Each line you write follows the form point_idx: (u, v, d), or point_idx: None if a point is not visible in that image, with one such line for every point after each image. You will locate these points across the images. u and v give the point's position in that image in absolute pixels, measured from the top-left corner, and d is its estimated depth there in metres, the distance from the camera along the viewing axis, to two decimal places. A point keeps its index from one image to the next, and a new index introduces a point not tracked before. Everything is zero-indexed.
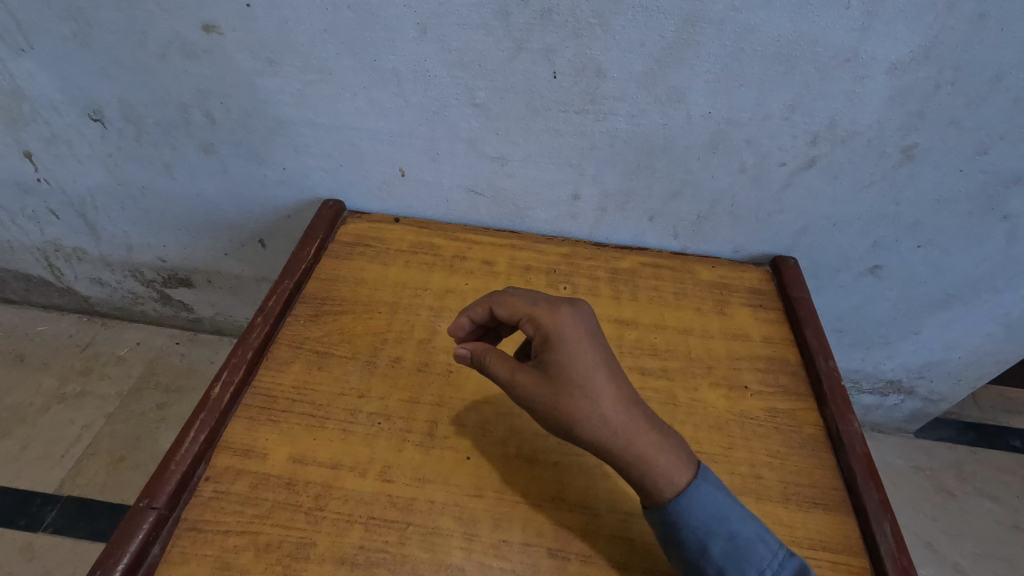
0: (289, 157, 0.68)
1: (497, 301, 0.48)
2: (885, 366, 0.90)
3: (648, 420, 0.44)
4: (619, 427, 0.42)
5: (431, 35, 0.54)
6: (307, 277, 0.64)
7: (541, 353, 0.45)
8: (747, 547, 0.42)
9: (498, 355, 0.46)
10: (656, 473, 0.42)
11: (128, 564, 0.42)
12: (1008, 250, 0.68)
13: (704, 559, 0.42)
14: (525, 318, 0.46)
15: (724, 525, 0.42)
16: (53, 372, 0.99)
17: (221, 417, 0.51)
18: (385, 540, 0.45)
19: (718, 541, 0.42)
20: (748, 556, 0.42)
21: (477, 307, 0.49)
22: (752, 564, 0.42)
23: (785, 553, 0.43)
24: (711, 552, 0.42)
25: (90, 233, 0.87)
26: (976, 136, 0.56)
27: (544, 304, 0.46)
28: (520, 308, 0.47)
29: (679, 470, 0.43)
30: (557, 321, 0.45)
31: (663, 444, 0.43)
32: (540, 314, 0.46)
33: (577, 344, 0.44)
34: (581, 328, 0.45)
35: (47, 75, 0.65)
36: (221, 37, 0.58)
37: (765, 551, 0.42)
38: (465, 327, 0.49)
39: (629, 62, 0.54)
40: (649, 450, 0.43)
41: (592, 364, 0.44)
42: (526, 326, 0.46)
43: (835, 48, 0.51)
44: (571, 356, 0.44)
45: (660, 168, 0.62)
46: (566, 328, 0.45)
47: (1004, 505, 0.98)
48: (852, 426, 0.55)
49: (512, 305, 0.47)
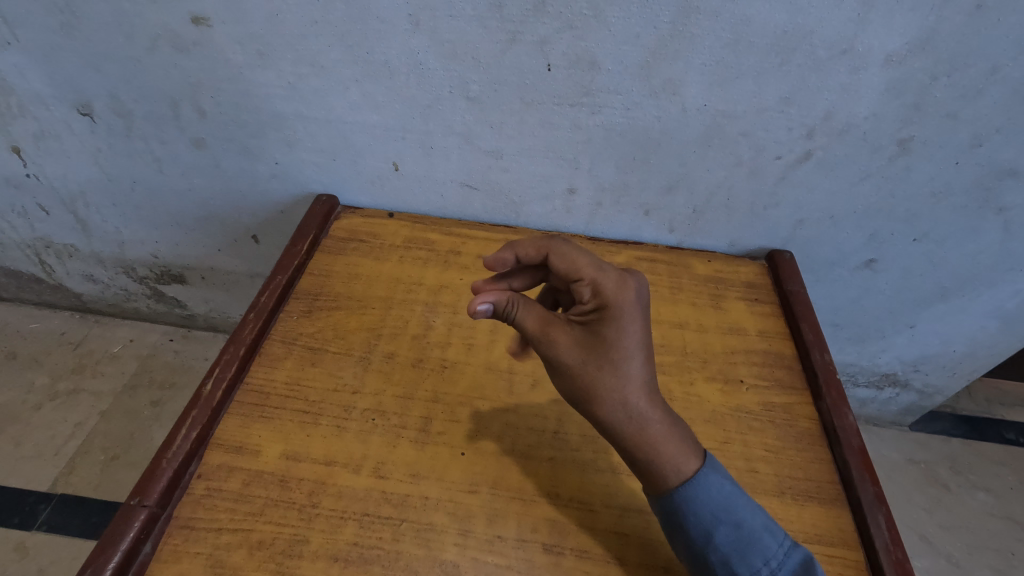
0: (282, 152, 0.67)
1: (557, 254, 0.46)
2: (881, 360, 0.90)
3: (665, 412, 0.44)
4: (637, 412, 0.43)
5: (423, 27, 0.54)
6: (300, 272, 0.64)
7: (589, 319, 0.44)
8: (752, 538, 0.42)
9: (526, 306, 0.45)
10: (663, 460, 0.43)
11: (120, 562, 0.42)
12: (1004, 243, 0.67)
13: (710, 548, 0.42)
14: (586, 280, 0.45)
15: (731, 514, 0.42)
16: (45, 370, 0.98)
17: (214, 414, 0.51)
18: (380, 537, 0.45)
19: (723, 530, 0.42)
20: (753, 546, 0.42)
21: (532, 249, 0.47)
22: (757, 554, 0.42)
23: (791, 544, 0.43)
24: (716, 540, 0.42)
25: (81, 229, 0.86)
26: (972, 128, 0.56)
27: (612, 274, 0.45)
28: (585, 270, 0.45)
29: (687, 458, 0.44)
30: (620, 294, 0.44)
31: (674, 433, 0.44)
32: (606, 284, 0.44)
33: (630, 324, 0.44)
34: (639, 309, 0.44)
35: (34, 69, 0.64)
36: (210, 30, 0.57)
37: (771, 541, 0.42)
38: (507, 263, 0.48)
39: (624, 53, 0.53)
40: (660, 437, 0.43)
41: (634, 347, 0.44)
42: (583, 289, 0.45)
43: (830, 40, 0.51)
44: (618, 333, 0.43)
45: (656, 162, 0.62)
46: (624, 305, 0.44)
47: (998, 497, 0.98)
48: (848, 420, 0.55)
49: (577, 263, 0.45)
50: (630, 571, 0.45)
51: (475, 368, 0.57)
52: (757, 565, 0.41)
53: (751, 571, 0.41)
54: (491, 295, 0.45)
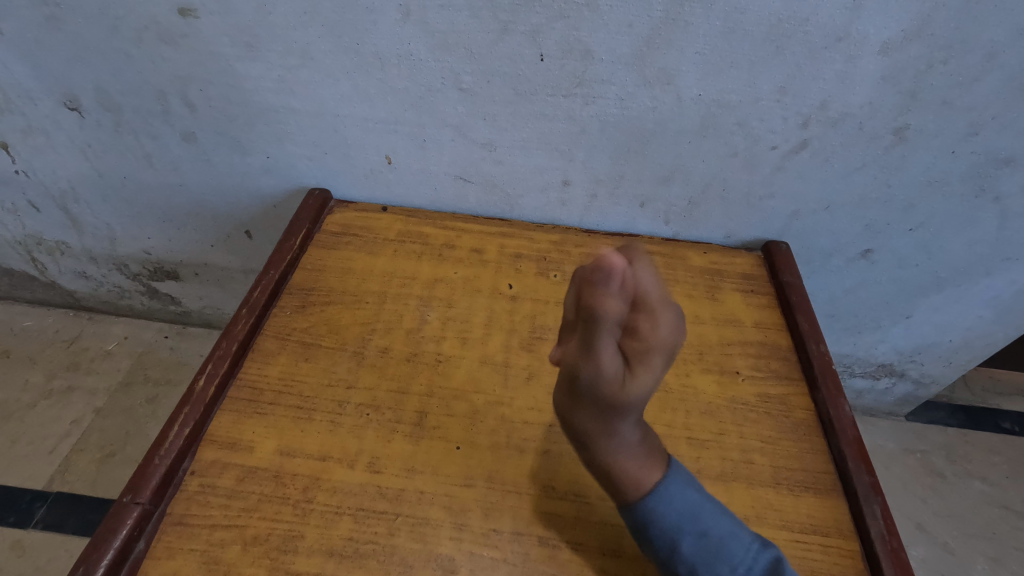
0: (274, 145, 0.66)
1: (644, 280, 0.41)
2: (877, 350, 0.90)
3: (643, 435, 0.45)
4: (618, 435, 0.44)
5: (414, 17, 0.53)
6: (293, 267, 0.63)
7: (629, 352, 0.42)
8: (718, 545, 0.42)
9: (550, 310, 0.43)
10: (626, 474, 0.44)
11: (112, 560, 0.42)
12: (1000, 231, 0.67)
13: (675, 558, 0.42)
14: (647, 315, 0.41)
15: (694, 523, 0.42)
16: (39, 368, 0.97)
17: (206, 410, 0.50)
18: (375, 531, 0.45)
19: (688, 538, 0.42)
20: (718, 553, 0.42)
21: (621, 267, 0.41)
22: (723, 562, 0.42)
23: (758, 548, 0.42)
24: (682, 550, 0.42)
25: (72, 226, 0.86)
26: (968, 116, 0.56)
27: (670, 315, 0.42)
28: (652, 305, 0.41)
29: (651, 471, 0.44)
30: (665, 339, 0.42)
31: (643, 453, 0.45)
32: (661, 326, 0.42)
33: (658, 367, 0.42)
34: (673, 351, 0.43)
35: (21, 64, 0.63)
36: (198, 22, 0.56)
37: (736, 548, 0.42)
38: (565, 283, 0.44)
39: (618, 43, 0.53)
40: (627, 456, 0.44)
41: (650, 386, 0.43)
42: (638, 321, 0.41)
43: (825, 27, 0.50)
44: (644, 375, 0.42)
45: (651, 153, 0.61)
46: (665, 348, 0.42)
47: (994, 486, 0.99)
48: (844, 410, 0.55)
49: (651, 296, 0.41)
50: (626, 564, 0.45)
51: (471, 362, 0.56)
52: (724, 572, 0.41)
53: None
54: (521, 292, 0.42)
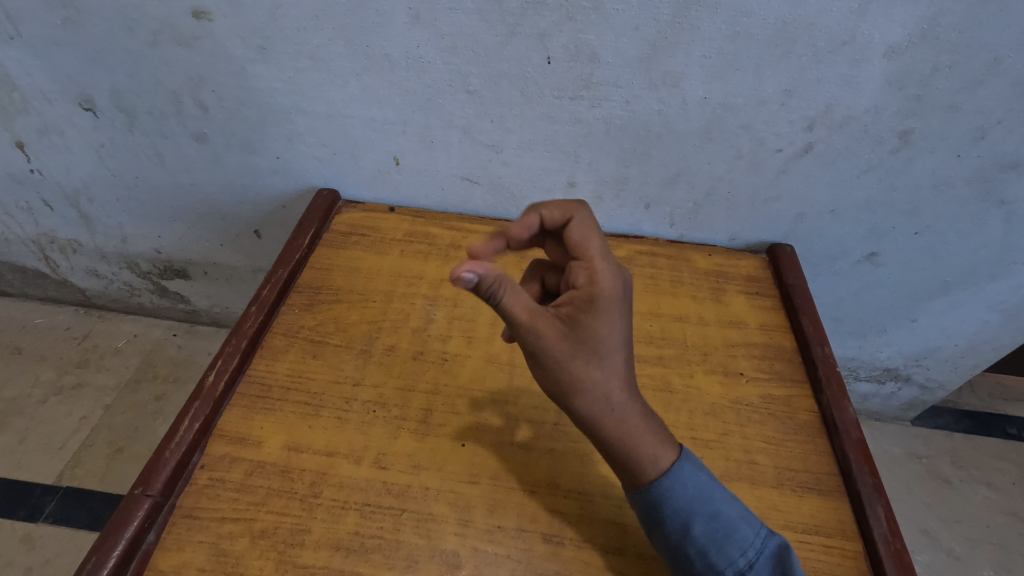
0: (283, 146, 0.67)
1: (579, 223, 0.48)
2: (882, 354, 0.90)
3: (643, 408, 0.45)
4: (617, 407, 0.44)
5: (423, 20, 0.54)
6: (302, 266, 0.64)
7: (581, 305, 0.45)
8: (730, 528, 0.43)
9: (513, 294, 0.42)
10: (641, 452, 0.44)
11: (123, 551, 0.42)
12: (1006, 236, 0.67)
13: (687, 541, 0.42)
14: (587, 264, 0.47)
15: (708, 505, 0.43)
16: (50, 364, 0.99)
17: (216, 405, 0.51)
18: (381, 526, 0.45)
19: (700, 521, 0.43)
20: (730, 536, 0.43)
21: (558, 210, 0.49)
22: (734, 545, 0.42)
23: (766, 533, 0.43)
24: (693, 532, 0.42)
25: (84, 224, 0.87)
26: (974, 120, 0.56)
27: (608, 263, 0.47)
28: (588, 253, 0.47)
29: (664, 450, 0.45)
30: (611, 285, 0.46)
31: (650, 428, 0.45)
32: (601, 272, 0.46)
33: (616, 316, 0.45)
34: (624, 300, 0.46)
35: (37, 64, 0.64)
36: (212, 24, 0.57)
37: (747, 531, 0.43)
38: (533, 225, 0.48)
39: (625, 46, 0.53)
40: (635, 429, 0.44)
41: (618, 338, 0.45)
42: (581, 273, 0.46)
43: (831, 31, 0.51)
44: (604, 326, 0.44)
45: (656, 155, 0.62)
46: (612, 295, 0.46)
47: (1000, 492, 0.98)
48: (848, 412, 0.55)
49: (584, 243, 0.47)
50: (629, 561, 0.45)
51: (476, 361, 0.57)
52: (734, 555, 0.42)
53: (728, 561, 0.42)
54: (481, 269, 0.40)
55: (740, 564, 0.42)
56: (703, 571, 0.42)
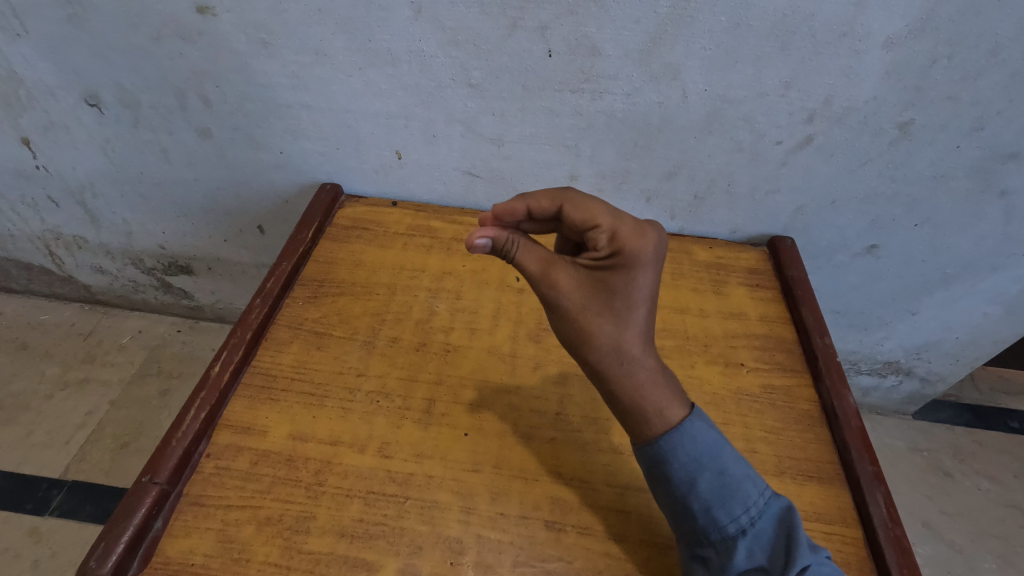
0: (286, 140, 0.68)
1: (572, 203, 0.45)
2: (883, 347, 0.90)
3: (658, 366, 0.45)
4: (630, 361, 0.44)
5: (425, 14, 0.54)
6: (304, 260, 0.64)
7: (600, 266, 0.44)
8: (735, 485, 0.43)
9: (524, 247, 0.45)
10: (649, 405, 0.44)
11: (132, 537, 0.43)
12: (1006, 226, 0.67)
13: (691, 496, 0.43)
14: (604, 228, 0.44)
15: (714, 461, 0.44)
16: (56, 361, 0.99)
17: (221, 396, 0.52)
18: (385, 513, 0.46)
19: (706, 477, 0.43)
20: (735, 493, 0.43)
21: (545, 200, 0.46)
22: (738, 502, 0.43)
23: (771, 494, 0.43)
24: (699, 488, 0.43)
25: (89, 220, 0.87)
26: (974, 111, 0.56)
27: (630, 223, 0.45)
28: (604, 218, 0.44)
29: (673, 405, 0.45)
30: (636, 243, 0.44)
31: (661, 383, 0.45)
32: (623, 232, 0.44)
33: (641, 274, 0.44)
34: (655, 255, 0.44)
35: (43, 61, 0.65)
36: (215, 19, 0.58)
37: (752, 489, 0.43)
38: (519, 213, 0.47)
39: (625, 38, 0.54)
40: (647, 385, 0.44)
41: (644, 295, 0.44)
42: (600, 236, 0.44)
43: (829, 22, 0.51)
44: (624, 283, 0.44)
45: (657, 148, 0.62)
46: (638, 254, 0.44)
47: (1002, 484, 0.99)
48: (848, 401, 0.55)
49: (592, 211, 0.45)
50: (631, 547, 0.46)
51: (479, 352, 0.57)
52: (737, 512, 0.42)
53: (731, 518, 0.42)
54: (491, 232, 0.44)
55: (742, 521, 0.42)
56: (705, 527, 0.42)
